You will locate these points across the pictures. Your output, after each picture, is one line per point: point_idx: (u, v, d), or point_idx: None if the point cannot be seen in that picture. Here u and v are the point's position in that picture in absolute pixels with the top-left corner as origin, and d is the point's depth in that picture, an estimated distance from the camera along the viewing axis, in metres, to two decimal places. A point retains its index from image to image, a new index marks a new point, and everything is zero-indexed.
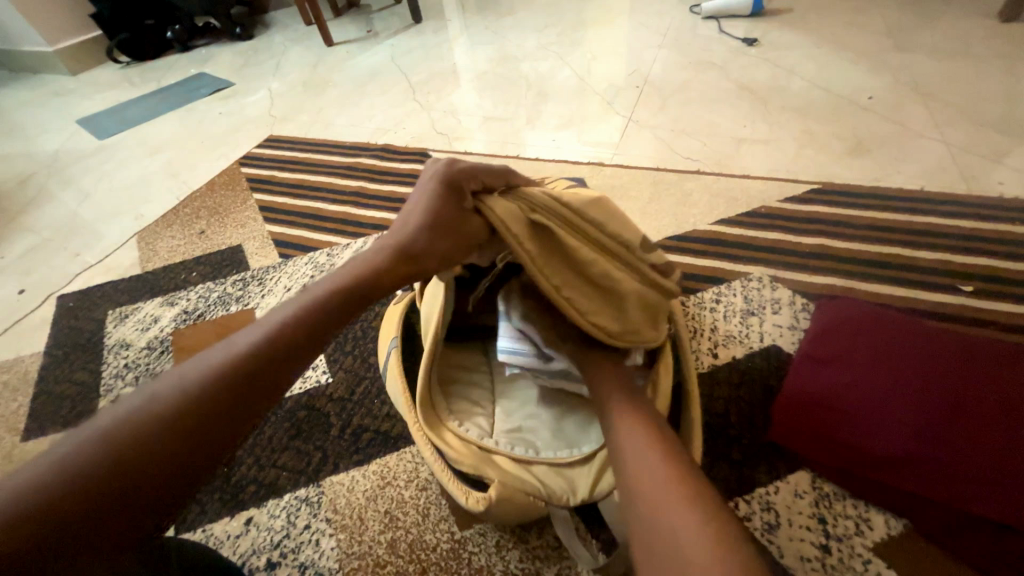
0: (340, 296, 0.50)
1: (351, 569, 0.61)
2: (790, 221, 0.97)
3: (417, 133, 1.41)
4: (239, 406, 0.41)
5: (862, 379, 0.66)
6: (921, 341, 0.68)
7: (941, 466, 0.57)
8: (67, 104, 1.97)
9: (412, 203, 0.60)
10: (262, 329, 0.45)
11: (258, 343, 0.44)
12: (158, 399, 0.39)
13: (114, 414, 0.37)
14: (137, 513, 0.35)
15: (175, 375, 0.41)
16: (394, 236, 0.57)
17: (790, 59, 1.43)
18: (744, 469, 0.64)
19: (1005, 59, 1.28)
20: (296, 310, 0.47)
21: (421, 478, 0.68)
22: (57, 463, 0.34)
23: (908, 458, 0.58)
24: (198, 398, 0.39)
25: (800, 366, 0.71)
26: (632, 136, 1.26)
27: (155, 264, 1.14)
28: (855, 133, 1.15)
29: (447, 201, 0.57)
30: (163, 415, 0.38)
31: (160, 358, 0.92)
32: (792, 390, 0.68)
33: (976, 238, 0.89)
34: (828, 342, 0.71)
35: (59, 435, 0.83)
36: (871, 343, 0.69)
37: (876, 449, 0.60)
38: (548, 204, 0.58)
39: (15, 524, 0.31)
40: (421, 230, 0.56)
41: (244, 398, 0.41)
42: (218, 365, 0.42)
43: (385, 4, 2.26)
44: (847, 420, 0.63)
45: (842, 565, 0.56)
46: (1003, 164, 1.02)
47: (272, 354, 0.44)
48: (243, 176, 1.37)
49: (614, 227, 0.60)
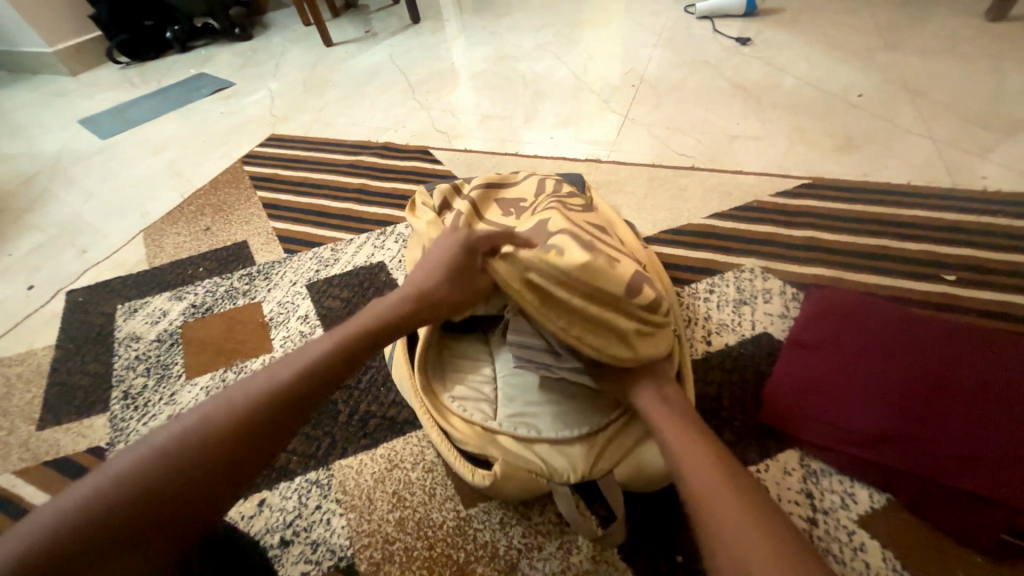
0: (362, 339, 0.57)
1: (361, 546, 0.64)
2: (781, 215, 1.00)
3: (418, 131, 1.44)
4: (276, 433, 0.47)
5: (850, 363, 0.69)
6: (906, 326, 0.71)
7: (923, 444, 0.60)
8: (68, 104, 1.99)
9: (430, 256, 0.67)
10: (298, 361, 0.52)
11: (294, 376, 0.50)
12: (209, 422, 0.44)
13: (172, 433, 0.43)
14: (188, 520, 0.41)
15: (221, 400, 0.47)
16: (412, 286, 0.64)
17: (782, 58, 1.47)
18: (736, 449, 0.67)
19: (992, 58, 1.32)
20: (328, 348, 0.54)
21: (427, 460, 0.71)
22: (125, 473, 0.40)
23: (891, 436, 0.61)
24: (239, 423, 0.45)
25: (789, 352, 0.74)
26: (628, 133, 1.29)
27: (161, 259, 1.17)
28: (845, 129, 1.18)
29: (461, 262, 0.65)
30: (212, 439, 0.44)
31: (170, 350, 0.95)
32: (781, 375, 0.71)
33: (962, 229, 0.92)
34: (817, 329, 0.74)
35: (73, 424, 0.85)
36: (857, 329, 0.72)
37: (860, 429, 0.63)
38: (539, 263, 0.60)
39: (89, 528, 0.37)
40: (439, 282, 0.64)
41: (280, 426, 0.47)
42: (261, 393, 0.48)
43: (383, 4, 2.29)
44: (833, 401, 0.66)
45: (828, 536, 0.59)
46: (988, 158, 1.05)
47: (307, 386, 0.50)
48: (246, 174, 1.39)
49: (605, 272, 0.60)
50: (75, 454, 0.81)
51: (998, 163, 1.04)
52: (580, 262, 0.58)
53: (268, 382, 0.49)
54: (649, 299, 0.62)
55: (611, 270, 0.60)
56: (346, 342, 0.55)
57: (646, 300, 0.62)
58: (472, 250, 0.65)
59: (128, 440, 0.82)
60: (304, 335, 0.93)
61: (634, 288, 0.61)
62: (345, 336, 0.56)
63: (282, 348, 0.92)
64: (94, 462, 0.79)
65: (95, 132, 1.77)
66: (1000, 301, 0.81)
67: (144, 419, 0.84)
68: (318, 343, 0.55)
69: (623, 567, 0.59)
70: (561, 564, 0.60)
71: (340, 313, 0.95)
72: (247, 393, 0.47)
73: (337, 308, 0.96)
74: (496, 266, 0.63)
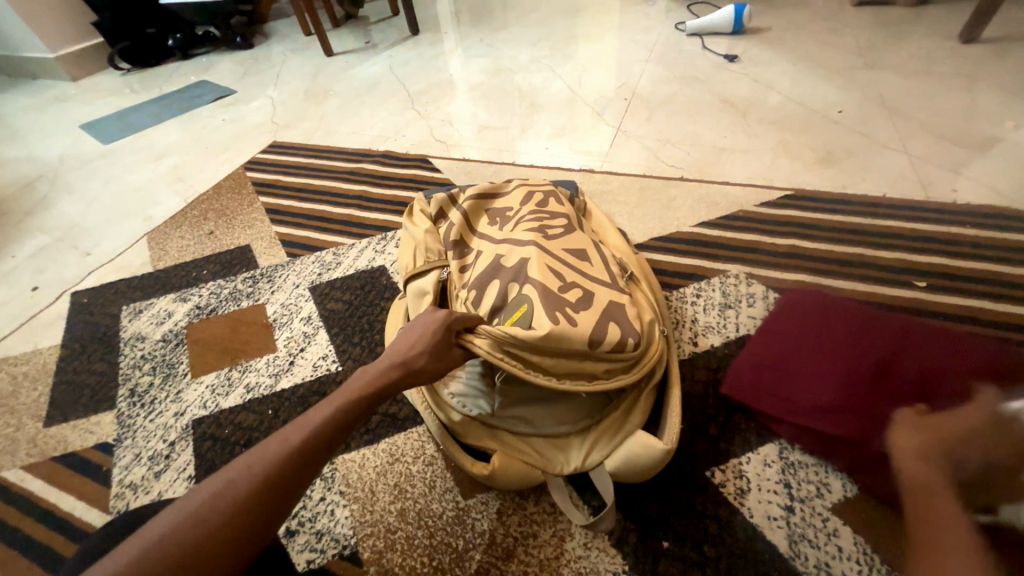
0: (357, 404, 0.55)
1: (365, 535, 0.67)
2: (765, 224, 1.06)
3: (417, 140, 1.49)
4: (292, 493, 0.47)
5: (827, 350, 0.74)
6: (870, 317, 0.76)
7: (861, 416, 0.67)
8: (68, 109, 2.01)
9: (410, 326, 0.64)
10: (308, 422, 0.52)
11: (294, 447, 0.49)
12: (234, 484, 0.45)
13: (176, 515, 0.42)
14: None
15: (224, 477, 0.46)
16: (398, 351, 0.61)
17: (768, 75, 1.54)
18: (720, 443, 0.71)
19: (964, 78, 1.39)
20: (333, 410, 0.53)
21: (428, 454, 0.74)
22: (158, 541, 0.41)
23: (833, 408, 0.68)
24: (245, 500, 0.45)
25: (761, 336, 0.80)
26: (620, 145, 1.35)
27: (165, 262, 1.19)
28: (826, 144, 1.25)
29: (436, 336, 0.62)
30: (237, 504, 0.44)
31: (176, 350, 0.97)
32: (748, 355, 0.78)
33: (932, 239, 0.98)
34: (787, 316, 0.81)
35: (81, 422, 0.89)
36: (825, 316, 0.78)
37: (808, 402, 0.70)
38: (509, 339, 0.62)
39: None
40: (423, 352, 0.61)
41: (294, 490, 0.48)
42: (280, 451, 0.48)
43: (384, 16, 2.35)
44: (807, 383, 0.71)
45: (804, 522, 0.63)
46: (960, 174, 1.11)
47: (318, 447, 0.50)
48: (248, 181, 1.43)
49: (571, 333, 0.63)
50: (80, 449, 0.84)
51: (969, 178, 1.10)
52: (543, 332, 0.62)
53: (282, 444, 0.49)
54: (616, 341, 0.64)
55: (573, 326, 0.64)
56: (352, 403, 0.55)
57: (613, 342, 0.64)
58: (450, 328, 0.63)
59: (135, 437, 0.85)
60: (307, 336, 0.96)
61: (598, 336, 0.64)
62: (351, 395, 0.55)
63: (285, 348, 0.95)
64: (101, 457, 0.83)
65: (96, 137, 1.80)
66: (967, 306, 0.87)
67: (151, 416, 0.87)
68: (325, 405, 0.54)
69: (613, 552, 0.63)
70: (556, 550, 0.64)
71: (343, 316, 0.98)
72: (264, 457, 0.48)
73: (340, 311, 0.99)
74: (474, 341, 0.64)
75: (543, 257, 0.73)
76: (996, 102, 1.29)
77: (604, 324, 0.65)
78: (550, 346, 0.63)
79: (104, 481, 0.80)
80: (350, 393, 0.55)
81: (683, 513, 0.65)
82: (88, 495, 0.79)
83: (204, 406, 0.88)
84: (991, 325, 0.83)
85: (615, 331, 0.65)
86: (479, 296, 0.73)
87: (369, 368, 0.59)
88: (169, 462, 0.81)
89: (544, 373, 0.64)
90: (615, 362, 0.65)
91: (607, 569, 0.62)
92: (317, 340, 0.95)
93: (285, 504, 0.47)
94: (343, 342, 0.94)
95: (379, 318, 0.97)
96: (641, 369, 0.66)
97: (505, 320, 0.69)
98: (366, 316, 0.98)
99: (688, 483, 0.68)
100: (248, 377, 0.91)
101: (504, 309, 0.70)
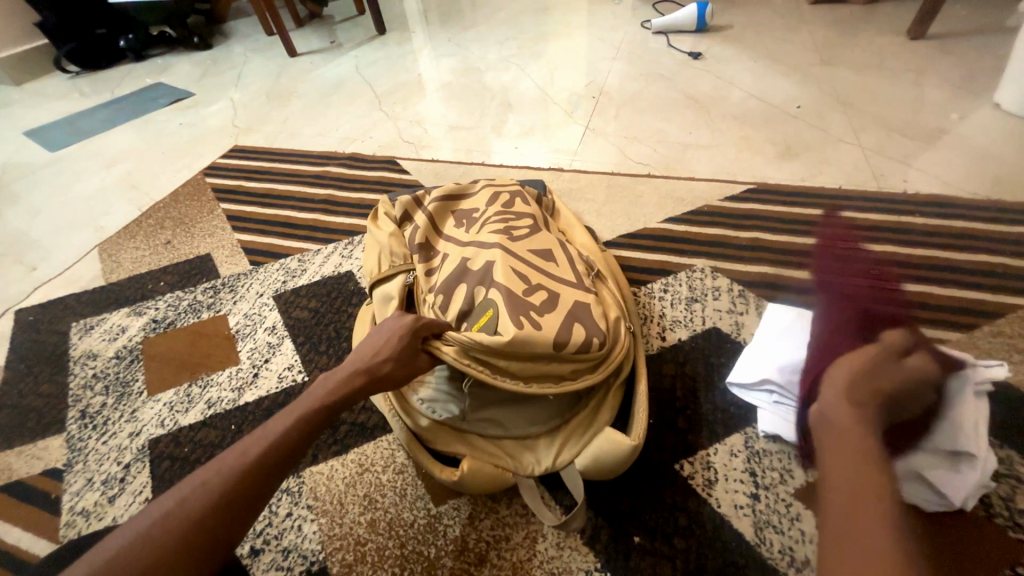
0: (320, 412, 0.54)
1: (333, 549, 0.66)
2: (729, 218, 1.08)
3: (384, 142, 1.46)
4: (250, 509, 0.46)
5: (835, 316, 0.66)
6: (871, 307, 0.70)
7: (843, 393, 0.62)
8: (11, 114, 1.90)
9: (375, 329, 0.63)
10: (267, 433, 0.50)
11: (250, 463, 0.47)
12: (189, 500, 0.44)
13: (129, 534, 0.41)
14: None
15: (176, 494, 0.44)
16: (364, 357, 0.59)
17: (730, 71, 1.58)
18: (688, 435, 0.73)
19: (913, 72, 1.46)
20: (293, 421, 0.52)
21: (398, 462, 0.73)
22: (104, 565, 0.39)
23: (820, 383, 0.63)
24: (200, 515, 0.43)
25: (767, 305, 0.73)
26: (589, 143, 1.36)
27: (118, 274, 1.14)
28: (786, 138, 1.28)
29: (401, 341, 0.61)
30: (192, 520, 0.43)
31: (131, 367, 0.93)
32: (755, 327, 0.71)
33: (886, 228, 1.02)
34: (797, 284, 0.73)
35: (26, 448, 0.84)
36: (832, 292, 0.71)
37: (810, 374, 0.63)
38: (475, 345, 0.62)
39: None
40: (389, 357, 0.60)
41: (256, 502, 0.47)
42: (237, 462, 0.47)
43: (349, 14, 2.30)
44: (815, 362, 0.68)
45: (769, 509, 0.65)
46: (910, 165, 1.16)
47: (279, 459, 0.49)
48: (208, 186, 1.37)
49: (538, 336, 0.63)
50: (28, 477, 0.80)
51: (919, 169, 1.15)
52: (507, 337, 0.62)
53: (241, 457, 0.48)
54: (582, 341, 0.65)
55: (537, 329, 0.64)
56: (316, 411, 0.53)
57: (578, 342, 0.64)
58: (415, 334, 0.62)
59: (87, 460, 0.80)
60: (271, 347, 0.93)
61: (563, 338, 0.64)
62: (312, 404, 0.54)
63: (248, 360, 0.92)
64: (50, 484, 0.78)
65: (41, 143, 1.70)
66: (920, 292, 0.90)
67: (105, 437, 0.83)
68: (286, 412, 0.53)
69: (585, 550, 0.63)
70: (528, 552, 0.64)
71: (308, 324, 0.96)
72: (220, 471, 0.46)
73: (305, 319, 0.97)
74: (440, 348, 0.63)
75: (508, 260, 0.72)
76: (943, 96, 1.35)
77: (572, 325, 0.65)
78: (515, 351, 0.62)
79: (53, 510, 0.76)
80: (312, 401, 0.54)
81: (653, 506, 0.66)
82: (35, 526, 0.74)
83: (162, 425, 0.84)
84: (945, 309, 0.87)
85: (581, 331, 0.65)
86: (446, 301, 0.72)
87: (334, 373, 0.57)
88: (124, 485, 0.77)
89: (513, 380, 0.64)
90: (582, 361, 0.65)
91: (579, 568, 0.62)
92: (282, 350, 0.92)
93: (244, 517, 0.46)
94: (310, 351, 0.91)
95: (347, 325, 0.94)
96: (608, 365, 0.67)
97: (471, 325, 0.68)
98: (333, 322, 0.96)
99: (656, 477, 0.69)
100: (209, 392, 0.87)
101: (469, 314, 0.69)
